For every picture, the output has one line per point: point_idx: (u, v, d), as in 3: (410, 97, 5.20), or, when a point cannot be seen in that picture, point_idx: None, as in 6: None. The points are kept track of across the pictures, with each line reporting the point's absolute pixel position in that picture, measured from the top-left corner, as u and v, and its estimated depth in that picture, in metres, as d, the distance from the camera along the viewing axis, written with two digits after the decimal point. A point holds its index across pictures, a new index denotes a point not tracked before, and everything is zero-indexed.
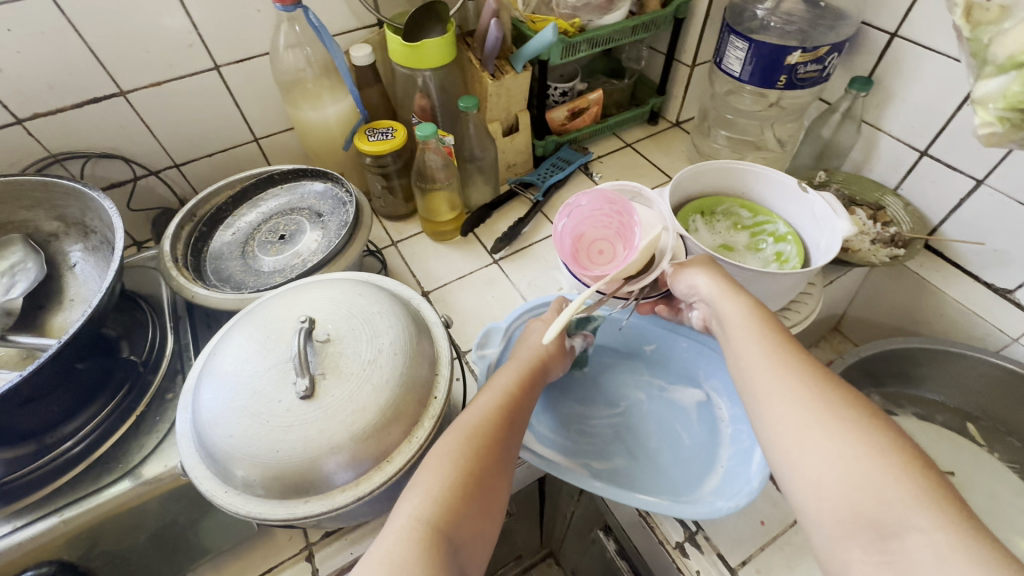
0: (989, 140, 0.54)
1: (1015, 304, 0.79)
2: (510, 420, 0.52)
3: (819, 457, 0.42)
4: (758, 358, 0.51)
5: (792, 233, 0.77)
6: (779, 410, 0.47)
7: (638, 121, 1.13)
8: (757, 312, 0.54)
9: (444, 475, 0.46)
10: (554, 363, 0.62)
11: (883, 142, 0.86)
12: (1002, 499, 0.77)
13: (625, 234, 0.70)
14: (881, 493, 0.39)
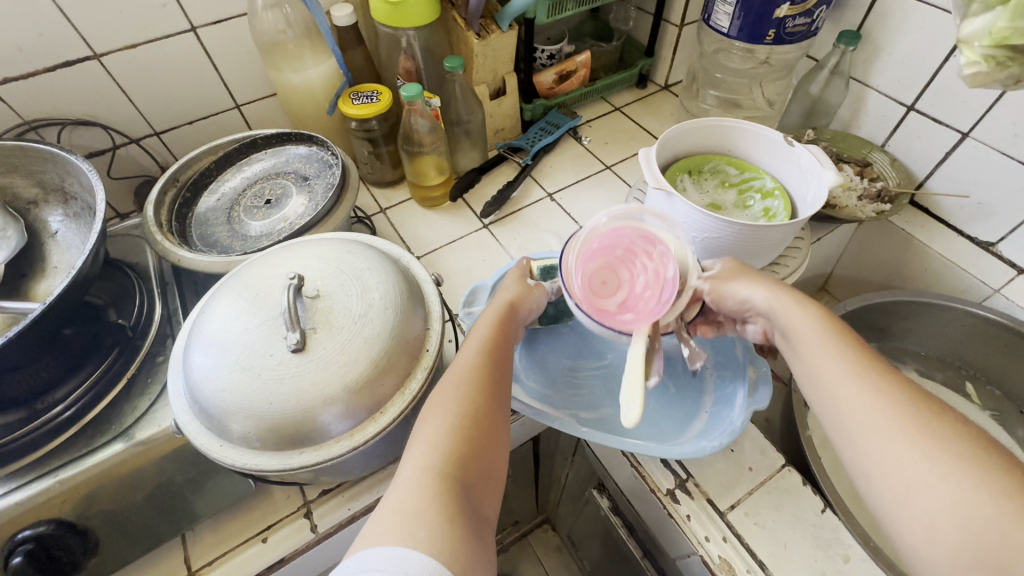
0: (974, 81, 0.55)
1: (997, 256, 0.80)
2: (497, 362, 0.53)
3: (932, 495, 0.38)
4: (835, 369, 0.47)
5: (779, 187, 0.78)
6: (873, 435, 0.42)
7: (627, 84, 1.12)
8: (828, 320, 0.50)
9: (444, 423, 0.46)
10: (526, 302, 0.61)
11: (870, 98, 0.86)
12: None
13: (630, 260, 0.62)
14: (1005, 529, 0.35)
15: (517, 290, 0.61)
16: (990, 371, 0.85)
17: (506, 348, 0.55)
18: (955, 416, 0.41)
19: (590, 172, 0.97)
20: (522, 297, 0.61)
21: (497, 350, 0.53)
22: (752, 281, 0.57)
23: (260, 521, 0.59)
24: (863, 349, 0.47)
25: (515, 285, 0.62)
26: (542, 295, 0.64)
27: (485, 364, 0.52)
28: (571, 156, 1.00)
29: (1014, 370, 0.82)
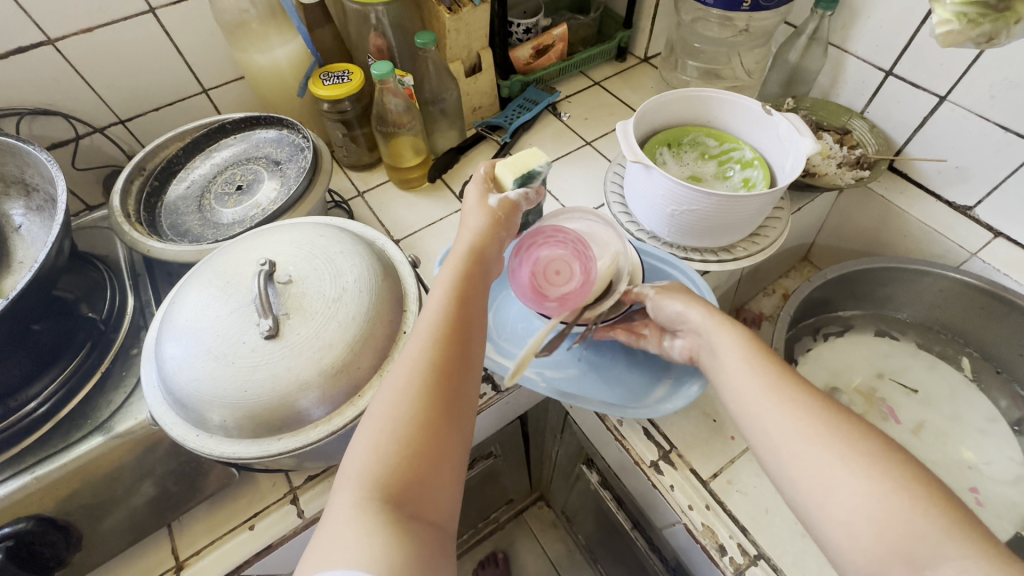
0: (946, 41, 0.56)
1: (974, 219, 0.81)
2: (450, 343, 0.46)
3: (847, 496, 0.40)
4: (754, 387, 0.49)
5: (758, 157, 0.78)
6: (795, 450, 0.44)
7: (606, 58, 1.10)
8: (745, 337, 0.52)
9: (383, 443, 0.41)
10: (489, 242, 0.55)
11: (849, 64, 0.85)
12: (962, 406, 0.82)
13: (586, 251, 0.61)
14: (914, 528, 0.37)
15: (481, 218, 0.55)
16: (967, 334, 0.86)
17: (463, 314, 0.49)
18: (858, 420, 0.44)
19: (570, 149, 0.96)
20: (486, 227, 0.55)
21: (450, 325, 0.48)
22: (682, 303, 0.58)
23: (247, 508, 0.59)
24: (778, 363, 0.50)
25: (478, 217, 0.55)
26: (512, 228, 0.57)
27: (430, 354, 0.45)
28: (550, 133, 0.99)
29: (989, 332, 0.83)
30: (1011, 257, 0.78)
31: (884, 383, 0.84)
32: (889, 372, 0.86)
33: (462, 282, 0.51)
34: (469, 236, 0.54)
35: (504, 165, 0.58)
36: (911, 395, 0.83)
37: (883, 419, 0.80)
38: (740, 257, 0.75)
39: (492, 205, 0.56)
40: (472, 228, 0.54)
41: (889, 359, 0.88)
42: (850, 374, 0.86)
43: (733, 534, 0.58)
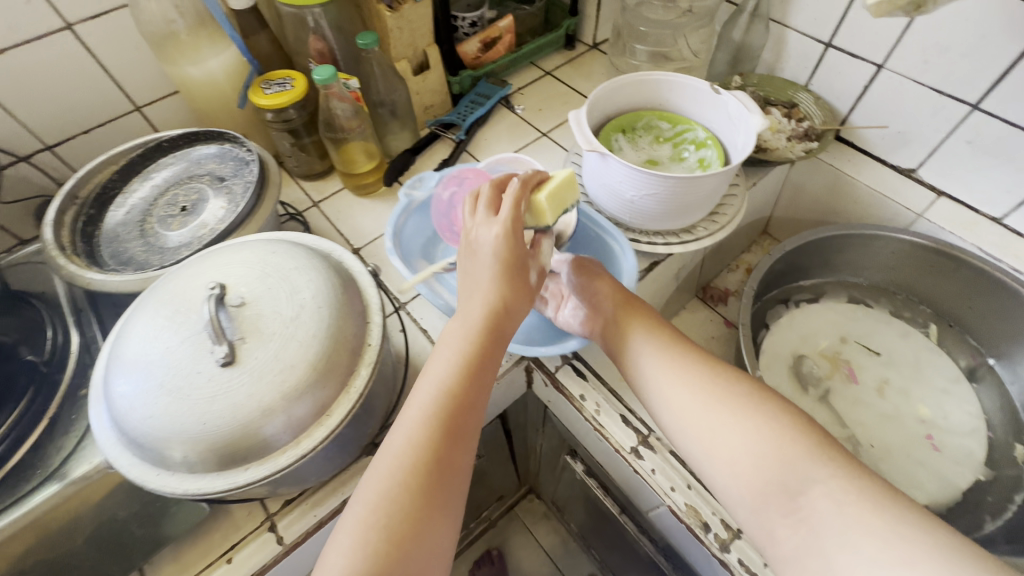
0: (879, 9, 0.58)
1: (918, 181, 0.84)
2: (433, 424, 0.46)
3: (739, 452, 0.48)
4: (651, 367, 0.56)
5: (711, 137, 0.79)
6: (693, 418, 0.51)
7: (555, 46, 1.09)
8: (641, 316, 0.60)
9: (366, 529, 0.42)
10: (512, 317, 0.52)
11: (790, 39, 0.87)
12: (921, 360, 0.85)
13: None
14: (786, 458, 0.46)
15: (515, 288, 0.52)
16: (920, 292, 0.89)
17: (461, 400, 0.48)
18: (733, 376, 0.53)
19: (526, 142, 0.95)
20: (518, 303, 0.52)
21: (439, 412, 0.47)
22: (597, 275, 0.64)
23: (223, 541, 0.56)
24: (667, 341, 0.57)
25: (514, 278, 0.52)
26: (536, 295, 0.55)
27: (412, 444, 0.45)
28: (505, 128, 0.97)
29: (939, 288, 0.87)
30: (954, 215, 0.82)
31: (848, 347, 0.87)
32: (853, 337, 0.88)
33: (466, 360, 0.49)
34: (495, 305, 0.50)
35: (547, 195, 0.55)
36: (874, 356, 0.86)
37: (850, 383, 0.83)
38: (701, 237, 0.76)
39: (529, 274, 0.54)
40: (506, 300, 0.51)
41: (852, 323, 0.90)
42: (815, 341, 0.88)
43: (718, 512, 0.58)
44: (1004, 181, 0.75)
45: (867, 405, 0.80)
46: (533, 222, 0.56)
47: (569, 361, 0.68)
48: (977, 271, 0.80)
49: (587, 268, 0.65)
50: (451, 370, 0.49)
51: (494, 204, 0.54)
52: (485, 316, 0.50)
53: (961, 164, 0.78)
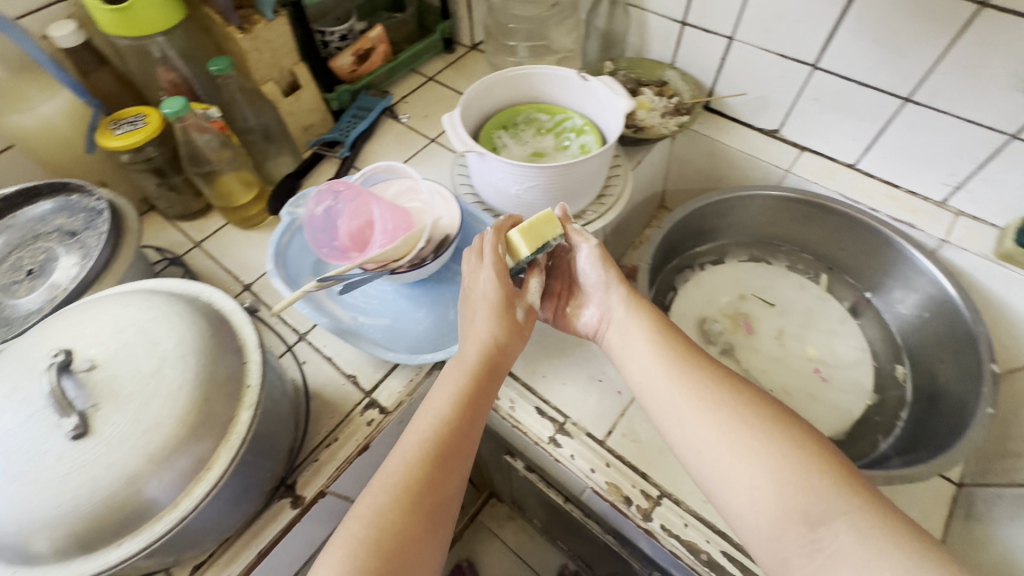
0: None
1: (782, 140, 0.91)
2: (427, 450, 0.49)
3: (751, 470, 0.46)
4: (658, 376, 0.54)
5: (588, 122, 0.81)
6: (699, 424, 0.49)
7: (434, 51, 1.09)
8: (651, 320, 0.58)
9: (354, 558, 0.43)
10: (504, 352, 0.56)
11: (650, 21, 0.91)
12: (812, 304, 0.92)
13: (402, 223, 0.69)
14: (808, 486, 0.43)
15: (505, 328, 0.56)
16: (796, 241, 0.97)
17: (456, 432, 0.51)
18: (751, 390, 0.50)
19: (414, 150, 0.93)
20: (509, 343, 0.56)
21: (434, 441, 0.50)
22: (611, 276, 0.61)
23: None
24: (682, 347, 0.55)
25: (494, 319, 0.56)
26: (529, 331, 0.59)
27: (406, 467, 0.48)
28: (392, 139, 0.96)
29: (811, 235, 0.93)
30: (817, 166, 0.89)
31: (747, 303, 0.92)
32: (750, 293, 0.94)
33: (462, 388, 0.53)
34: (489, 344, 0.55)
35: (520, 232, 0.58)
36: (769, 308, 0.91)
37: (752, 336, 0.88)
38: (592, 221, 0.77)
39: (515, 314, 0.57)
40: (495, 338, 0.56)
41: (747, 280, 0.96)
42: (717, 302, 0.93)
43: (636, 484, 0.60)
44: (851, 130, 0.83)
45: (769, 354, 0.86)
46: (512, 260, 0.59)
47: None
48: (842, 215, 0.87)
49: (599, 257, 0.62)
50: (449, 399, 0.53)
51: (480, 252, 0.60)
52: (478, 357, 0.55)
53: (814, 120, 0.85)
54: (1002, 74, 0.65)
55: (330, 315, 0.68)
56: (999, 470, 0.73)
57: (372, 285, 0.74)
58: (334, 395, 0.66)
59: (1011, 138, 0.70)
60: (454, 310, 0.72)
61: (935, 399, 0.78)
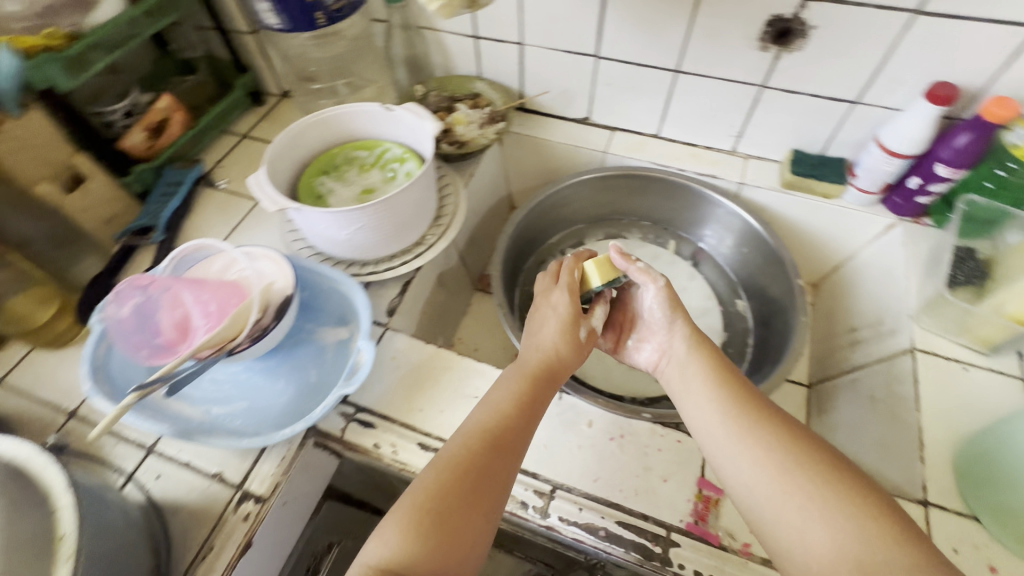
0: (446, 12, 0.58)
1: (595, 125, 0.98)
2: (497, 437, 0.54)
3: (803, 512, 0.45)
4: (717, 428, 0.53)
5: (408, 149, 0.82)
6: (753, 456, 0.49)
7: (242, 107, 1.04)
8: (710, 364, 0.58)
9: (404, 520, 0.47)
10: (565, 364, 0.62)
11: (446, 40, 0.94)
12: (660, 264, 1.01)
13: (231, 296, 0.64)
14: (863, 535, 0.42)
15: (569, 344, 0.62)
16: (635, 211, 1.04)
17: (521, 430, 0.55)
18: (811, 436, 0.50)
19: (240, 215, 0.88)
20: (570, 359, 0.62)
21: (502, 433, 0.54)
22: (677, 316, 0.63)
23: None
24: (747, 398, 0.54)
25: (565, 334, 0.62)
26: (588, 352, 0.64)
27: (475, 446, 0.52)
28: (214, 209, 0.90)
29: (645, 203, 1.01)
30: (628, 142, 0.97)
31: None
32: None
33: (522, 389, 0.58)
34: (551, 354, 0.61)
35: (596, 263, 0.65)
36: None
37: None
38: (433, 244, 0.79)
39: (579, 331, 0.63)
40: (558, 349, 0.61)
41: (599, 259, 1.03)
42: None
43: (528, 486, 0.61)
44: (645, 106, 0.92)
45: None
46: (584, 287, 0.66)
47: (354, 417, 0.67)
48: (658, 181, 0.96)
49: (670, 299, 0.63)
50: (511, 397, 0.57)
51: (556, 275, 0.69)
52: (539, 364, 0.60)
53: (613, 102, 0.93)
54: (738, 38, 0.76)
55: (174, 418, 0.63)
56: (827, 363, 0.87)
57: (219, 369, 0.68)
58: (199, 501, 0.61)
59: (762, 88, 0.81)
60: (315, 372, 0.69)
61: (768, 320, 0.90)
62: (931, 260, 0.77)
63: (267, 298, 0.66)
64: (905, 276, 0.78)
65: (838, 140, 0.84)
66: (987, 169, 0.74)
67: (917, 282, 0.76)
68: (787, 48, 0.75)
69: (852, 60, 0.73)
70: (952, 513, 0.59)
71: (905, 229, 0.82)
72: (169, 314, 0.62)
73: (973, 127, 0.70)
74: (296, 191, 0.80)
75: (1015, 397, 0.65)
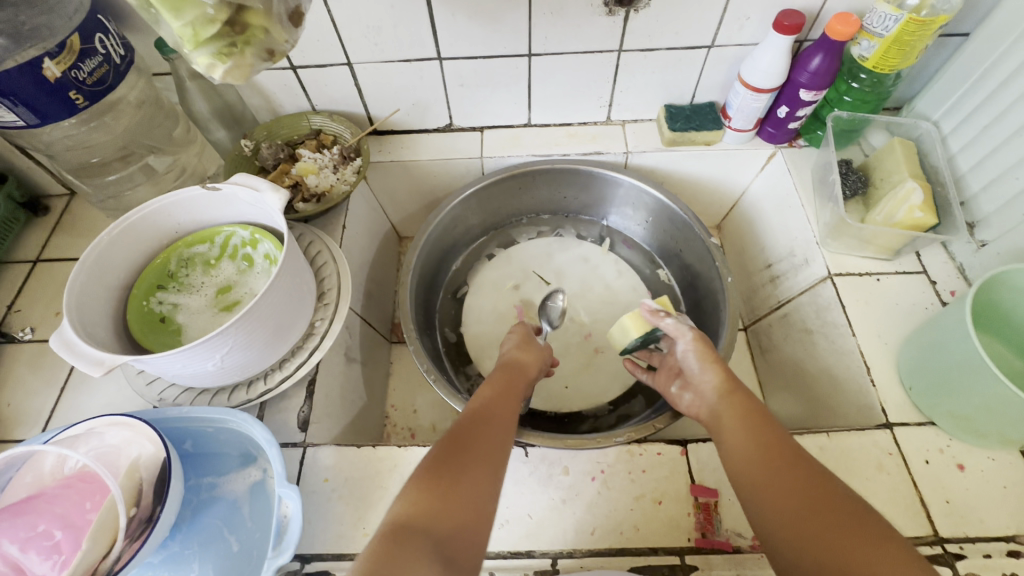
0: (240, 78, 0.44)
1: (461, 130, 0.89)
2: (512, 393, 0.58)
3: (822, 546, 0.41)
4: (753, 468, 0.49)
5: (254, 227, 0.66)
6: (798, 501, 0.44)
7: (19, 224, 0.80)
8: (742, 413, 0.54)
9: (444, 449, 0.49)
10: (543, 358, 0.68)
11: (258, 79, 0.78)
12: (572, 253, 0.96)
13: (88, 495, 0.49)
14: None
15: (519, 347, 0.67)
16: (532, 207, 0.97)
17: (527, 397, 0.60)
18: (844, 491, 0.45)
19: (66, 370, 0.69)
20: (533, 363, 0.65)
21: (513, 394, 0.58)
22: (710, 367, 0.60)
23: None
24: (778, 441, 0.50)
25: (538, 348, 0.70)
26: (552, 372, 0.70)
27: (497, 396, 0.56)
28: (24, 373, 0.69)
29: (540, 195, 0.95)
30: (501, 138, 0.89)
31: (524, 290, 0.92)
32: (521, 280, 0.93)
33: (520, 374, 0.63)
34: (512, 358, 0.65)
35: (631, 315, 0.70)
36: (544, 281, 0.93)
37: None
38: (327, 329, 0.66)
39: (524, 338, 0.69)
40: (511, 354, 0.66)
41: (511, 267, 0.94)
42: (499, 305, 0.91)
43: (527, 570, 0.54)
44: (507, 98, 0.83)
45: (566, 325, 0.88)
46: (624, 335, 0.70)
47: (303, 573, 0.55)
48: (544, 171, 0.89)
49: (701, 346, 0.62)
50: (512, 378, 0.61)
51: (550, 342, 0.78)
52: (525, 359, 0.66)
53: (472, 102, 0.84)
54: (582, 8, 0.69)
55: None
56: (755, 303, 0.90)
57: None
58: None
59: (619, 52, 0.76)
60: (235, 537, 0.56)
61: (693, 282, 0.89)
62: (824, 181, 0.77)
63: (136, 479, 0.51)
64: (806, 204, 0.78)
65: (703, 85, 0.82)
66: (842, 84, 0.76)
67: (817, 209, 0.77)
68: (633, 8, 0.69)
69: (700, 6, 0.69)
70: (912, 425, 0.61)
71: (789, 159, 0.82)
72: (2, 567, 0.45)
73: (822, 48, 0.70)
74: (127, 325, 0.62)
75: (924, 293, 0.69)
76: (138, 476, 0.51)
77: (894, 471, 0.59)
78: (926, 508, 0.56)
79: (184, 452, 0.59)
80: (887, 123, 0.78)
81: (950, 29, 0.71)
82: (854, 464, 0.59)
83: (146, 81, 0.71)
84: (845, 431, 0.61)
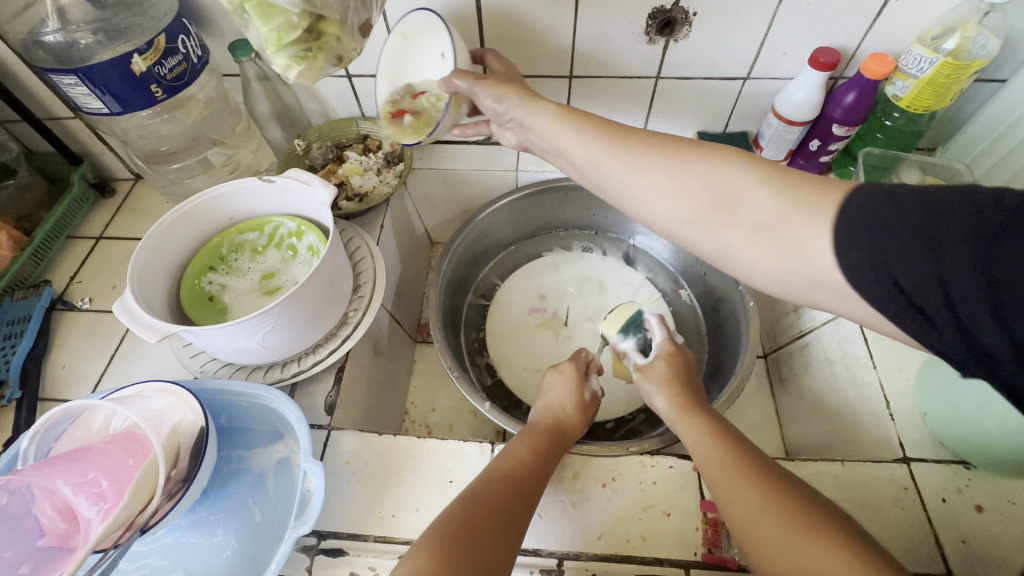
0: (310, 79, 0.50)
1: None
2: (549, 458, 0.58)
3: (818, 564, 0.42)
4: (739, 492, 0.49)
5: (300, 218, 0.70)
6: (796, 545, 0.43)
7: (87, 202, 0.88)
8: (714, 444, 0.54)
9: (455, 505, 0.50)
10: (580, 417, 0.66)
11: (318, 86, 0.83)
12: (597, 268, 0.98)
13: (133, 451, 0.52)
14: None
15: (575, 403, 0.67)
16: (561, 221, 1.00)
17: (559, 451, 0.60)
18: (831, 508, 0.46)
19: (117, 338, 0.74)
20: (579, 425, 0.65)
21: (547, 458, 0.58)
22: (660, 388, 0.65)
23: None
24: (759, 468, 0.50)
25: (572, 400, 0.67)
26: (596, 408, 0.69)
27: (531, 459, 0.57)
28: (81, 338, 0.74)
29: (568, 211, 0.98)
30: None
31: (548, 301, 0.94)
32: (547, 291, 0.96)
33: (554, 442, 0.61)
34: (560, 415, 0.65)
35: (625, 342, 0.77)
36: (568, 294, 0.95)
37: (565, 328, 0.91)
38: (359, 320, 0.69)
39: (583, 394, 0.68)
40: (564, 408, 0.66)
41: (539, 279, 0.97)
42: (522, 314, 0.94)
43: (533, 568, 0.56)
44: None
45: (586, 339, 0.90)
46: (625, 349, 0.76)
47: (319, 549, 0.57)
48: (576, 188, 0.93)
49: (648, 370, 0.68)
50: (549, 437, 0.61)
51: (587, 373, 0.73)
52: (551, 420, 0.64)
53: None
54: (624, 34, 0.73)
55: None
56: (777, 331, 0.91)
57: (138, 542, 0.56)
58: None
59: (657, 79, 0.79)
60: (258, 508, 0.58)
61: (715, 306, 0.91)
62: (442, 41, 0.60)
63: (176, 442, 0.54)
64: (428, 89, 0.61)
65: (738, 114, 0.85)
66: (876, 121, 0.78)
67: (412, 61, 0.63)
68: (673, 37, 0.73)
69: (740, 40, 0.72)
70: (931, 463, 0.61)
71: (410, 20, 0.61)
72: (48, 507, 0.48)
73: (856, 85, 0.71)
74: (179, 300, 0.66)
75: None
76: (181, 439, 0.55)
77: (909, 506, 0.58)
78: (939, 545, 0.56)
79: (219, 425, 0.63)
80: (920, 163, 0.76)
81: (985, 74, 0.72)
82: (869, 495, 0.59)
83: (217, 81, 0.78)
84: (861, 462, 0.61)
